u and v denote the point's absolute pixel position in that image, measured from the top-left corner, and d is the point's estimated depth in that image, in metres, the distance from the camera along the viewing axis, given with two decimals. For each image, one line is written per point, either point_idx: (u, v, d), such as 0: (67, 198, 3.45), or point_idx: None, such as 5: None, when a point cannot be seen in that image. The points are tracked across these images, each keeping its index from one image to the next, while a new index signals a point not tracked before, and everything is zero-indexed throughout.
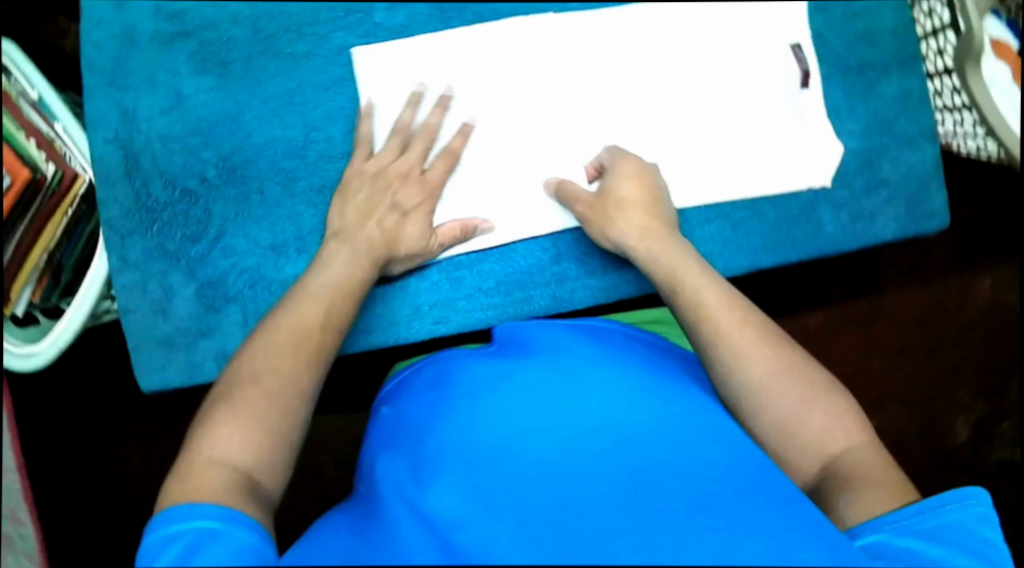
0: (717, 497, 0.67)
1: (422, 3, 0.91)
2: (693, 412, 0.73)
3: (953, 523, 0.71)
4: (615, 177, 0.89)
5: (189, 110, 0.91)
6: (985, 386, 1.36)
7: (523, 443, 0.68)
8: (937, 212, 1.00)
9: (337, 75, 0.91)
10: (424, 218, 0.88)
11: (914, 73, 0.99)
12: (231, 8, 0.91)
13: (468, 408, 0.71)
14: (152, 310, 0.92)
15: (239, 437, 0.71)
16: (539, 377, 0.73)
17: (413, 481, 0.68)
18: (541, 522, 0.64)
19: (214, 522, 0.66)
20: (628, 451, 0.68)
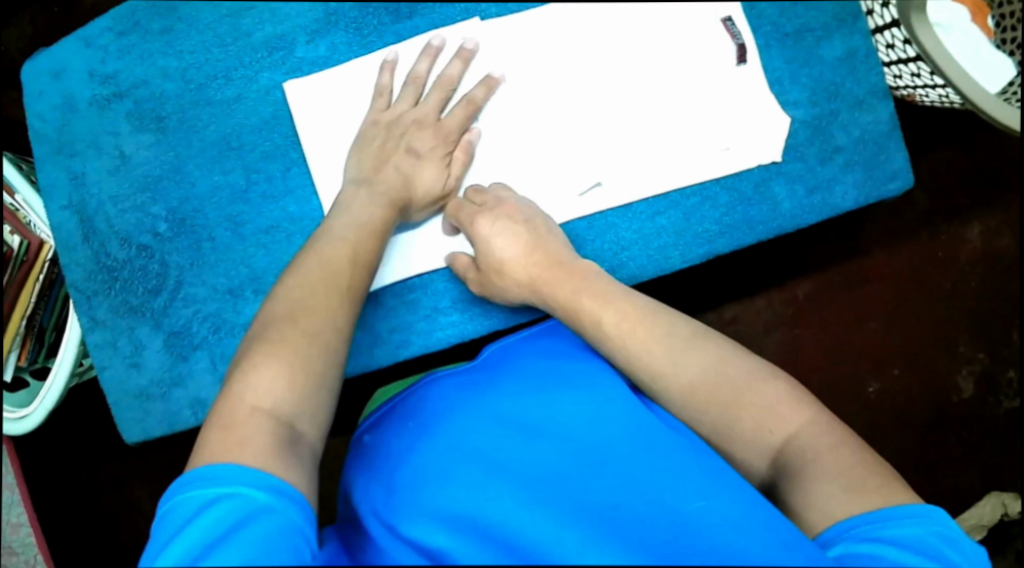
0: (693, 510, 0.69)
1: (341, 32, 0.92)
2: (664, 429, 0.76)
3: (915, 537, 0.69)
4: (485, 238, 0.88)
5: (134, 167, 0.93)
6: (985, 335, 1.33)
7: (498, 470, 0.70)
8: (898, 172, 0.97)
9: (269, 115, 0.92)
10: (438, 160, 0.90)
11: (856, 30, 0.96)
12: (161, 63, 0.93)
13: (447, 434, 0.74)
14: (125, 365, 0.93)
15: (277, 385, 0.72)
16: (511, 407, 0.76)
17: (396, 507, 0.70)
18: (524, 541, 0.66)
19: (261, 493, 0.65)
20: (602, 470, 0.70)
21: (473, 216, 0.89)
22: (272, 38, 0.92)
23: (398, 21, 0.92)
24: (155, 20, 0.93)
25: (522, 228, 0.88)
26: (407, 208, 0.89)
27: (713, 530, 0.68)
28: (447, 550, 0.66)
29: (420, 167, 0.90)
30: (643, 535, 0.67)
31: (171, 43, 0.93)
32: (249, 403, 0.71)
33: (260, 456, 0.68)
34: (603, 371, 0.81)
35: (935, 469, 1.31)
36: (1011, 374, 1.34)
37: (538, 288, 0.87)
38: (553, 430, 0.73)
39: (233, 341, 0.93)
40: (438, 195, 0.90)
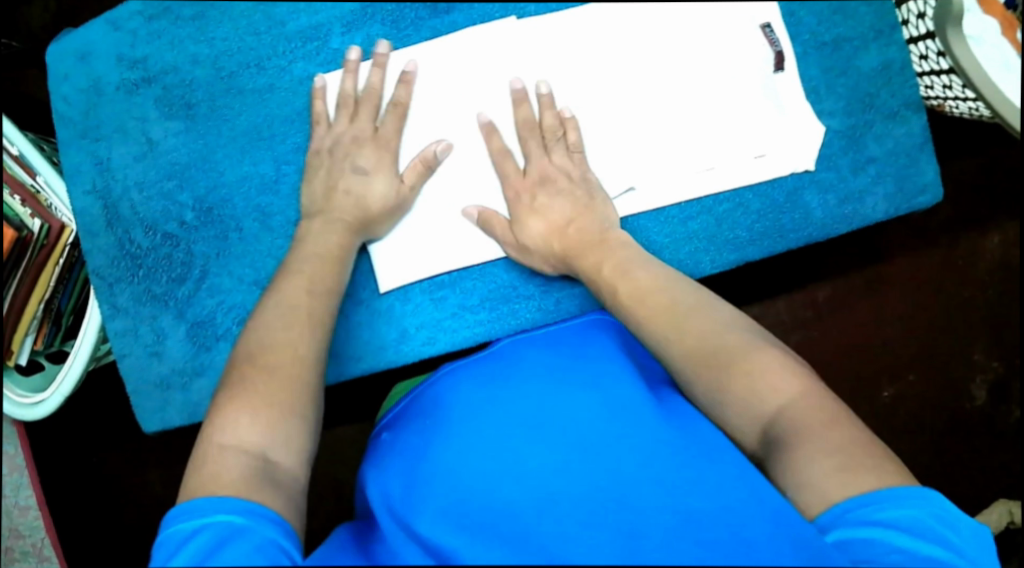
0: (708, 507, 0.68)
1: (378, 24, 0.91)
2: (684, 424, 0.75)
3: (913, 518, 0.69)
4: (529, 212, 0.89)
5: (161, 154, 0.92)
6: (1000, 345, 1.34)
7: (506, 467, 0.70)
8: (928, 186, 0.96)
9: (302, 106, 0.91)
10: (388, 173, 0.89)
11: (893, 41, 0.95)
12: (192, 49, 0.92)
13: (461, 429, 0.74)
14: (147, 354, 0.93)
15: (245, 421, 0.72)
16: (523, 398, 0.75)
17: (409, 504, 0.71)
18: (529, 538, 0.66)
19: (236, 517, 0.67)
20: (613, 464, 0.69)
21: (517, 188, 0.90)
22: (305, 29, 0.91)
23: (436, 15, 0.91)
24: (188, 6, 0.92)
25: (567, 205, 0.89)
26: (366, 227, 0.88)
27: (730, 521, 0.67)
28: (459, 546, 0.66)
29: (365, 179, 0.88)
30: (657, 527, 0.66)
31: (203, 30, 0.91)
32: (217, 442, 0.72)
33: (233, 485, 0.69)
34: (626, 366, 0.80)
35: (945, 474, 1.32)
36: None
37: (569, 260, 0.88)
38: (564, 421, 0.72)
39: None
40: (394, 209, 0.88)
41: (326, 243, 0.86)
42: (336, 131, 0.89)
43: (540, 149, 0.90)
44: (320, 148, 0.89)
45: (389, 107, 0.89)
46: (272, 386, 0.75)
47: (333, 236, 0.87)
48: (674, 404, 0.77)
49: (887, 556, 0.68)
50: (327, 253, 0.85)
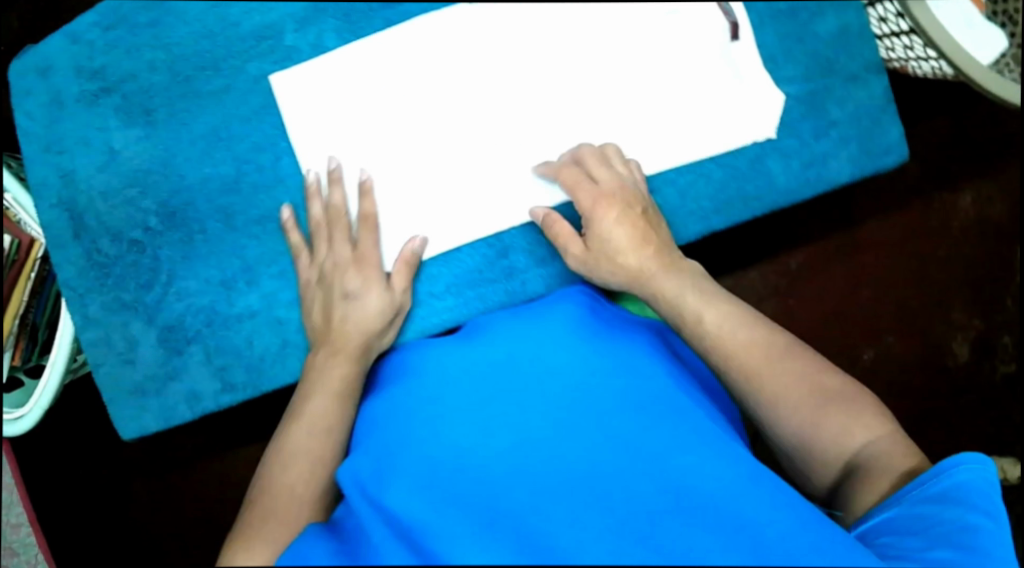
0: (677, 476, 0.71)
1: (330, 19, 0.89)
2: (651, 395, 0.77)
3: (969, 482, 0.75)
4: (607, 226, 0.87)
5: (123, 162, 0.92)
6: (981, 303, 1.37)
7: (479, 443, 0.72)
8: (893, 146, 0.97)
9: (259, 104, 0.90)
10: (378, 287, 0.87)
11: (851, 5, 0.95)
12: (148, 56, 0.90)
13: (432, 402, 0.76)
14: (120, 361, 0.93)
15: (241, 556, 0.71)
16: (498, 371, 0.77)
17: (383, 475, 0.72)
18: (502, 510, 0.69)
19: None
20: (583, 435, 0.72)
21: (595, 195, 0.86)
22: (259, 27, 0.89)
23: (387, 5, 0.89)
24: (142, 12, 0.90)
25: (637, 222, 0.87)
26: (370, 346, 0.86)
27: (697, 483, 0.71)
28: (433, 512, 0.68)
29: (358, 300, 0.86)
30: (630, 492, 0.70)
31: (159, 35, 0.90)
32: None
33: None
34: (594, 333, 0.83)
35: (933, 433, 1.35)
36: (1007, 340, 1.38)
37: (643, 280, 0.87)
38: (537, 398, 0.75)
39: (227, 334, 0.92)
40: (389, 320, 0.87)
41: (331, 375, 0.84)
42: (320, 256, 0.88)
43: (592, 187, 0.87)
44: (309, 275, 0.89)
45: (359, 221, 0.87)
46: (271, 521, 0.74)
47: (336, 368, 0.85)
48: (640, 368, 0.80)
49: (924, 532, 0.74)
50: (334, 384, 0.84)
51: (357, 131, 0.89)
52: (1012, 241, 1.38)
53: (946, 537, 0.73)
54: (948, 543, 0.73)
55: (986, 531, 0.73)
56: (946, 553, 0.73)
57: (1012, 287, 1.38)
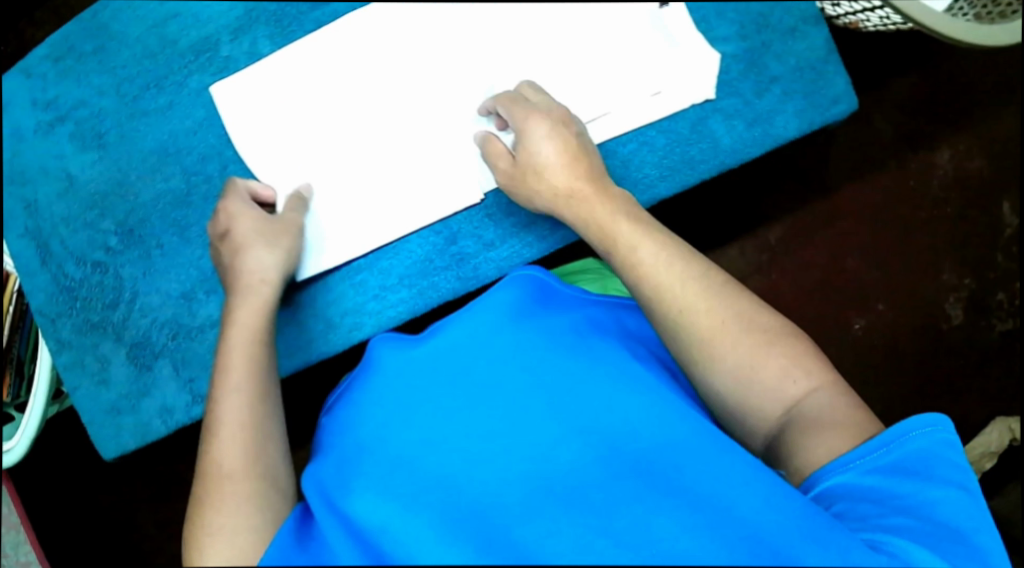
0: (642, 461, 0.70)
1: (262, 26, 0.91)
2: (616, 367, 0.74)
3: (921, 449, 0.76)
4: (535, 141, 0.87)
5: (81, 187, 0.94)
6: (970, 261, 1.47)
7: (438, 436, 0.68)
8: (840, 96, 0.97)
9: (202, 117, 0.92)
10: (281, 240, 0.85)
11: None
12: (96, 82, 0.93)
13: (379, 392, 0.71)
14: (95, 383, 0.95)
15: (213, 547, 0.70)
16: (455, 350, 0.72)
17: (341, 479, 0.69)
18: (466, 511, 0.67)
19: None
20: (545, 423, 0.69)
21: (527, 113, 0.88)
22: (197, 42, 0.92)
23: (317, 7, 0.92)
24: (88, 40, 0.93)
25: (564, 138, 0.87)
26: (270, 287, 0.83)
27: (664, 464, 0.70)
28: (399, 520, 0.66)
29: (255, 251, 0.83)
30: (595, 478, 0.68)
31: (105, 61, 0.93)
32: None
33: None
34: (545, 312, 0.78)
35: (933, 388, 1.47)
36: (1002, 296, 1.48)
37: (571, 200, 0.87)
38: (497, 378, 0.71)
39: (193, 345, 0.94)
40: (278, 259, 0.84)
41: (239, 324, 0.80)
42: (233, 210, 0.85)
43: (522, 107, 0.88)
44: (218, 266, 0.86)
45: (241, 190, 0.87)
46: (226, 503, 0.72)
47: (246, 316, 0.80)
48: (598, 342, 0.76)
49: (885, 500, 0.75)
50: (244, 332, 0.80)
51: (300, 131, 0.90)
52: (993, 199, 1.48)
53: (903, 507, 0.75)
54: (907, 512, 0.74)
55: (945, 501, 0.75)
56: (907, 522, 0.74)
57: (998, 245, 1.48)
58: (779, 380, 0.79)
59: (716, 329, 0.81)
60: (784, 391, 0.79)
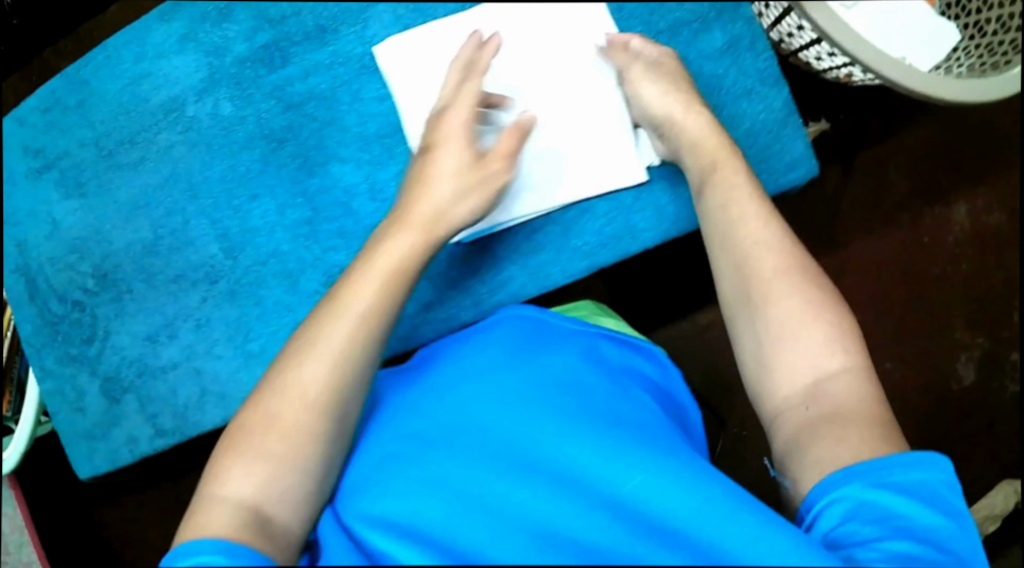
0: (623, 493, 0.71)
1: (223, 88, 0.96)
2: (602, 404, 0.78)
3: (923, 482, 0.76)
4: (664, 62, 0.94)
5: (65, 232, 1.01)
6: (984, 320, 1.42)
7: (433, 452, 0.71)
8: (798, 162, 1.00)
9: (167, 172, 0.98)
10: (461, 163, 0.88)
11: (739, 16, 1.00)
12: (78, 134, 1.00)
13: (378, 442, 0.76)
14: (73, 409, 1.02)
15: (241, 476, 0.75)
16: (459, 384, 0.78)
17: (348, 500, 0.73)
18: (449, 518, 0.67)
19: (216, 556, 0.70)
20: (531, 450, 0.72)
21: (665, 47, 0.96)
22: (165, 102, 0.98)
23: (272, 71, 0.96)
24: (73, 94, 1.00)
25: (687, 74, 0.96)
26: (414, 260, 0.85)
27: (649, 503, 0.71)
28: (388, 553, 0.67)
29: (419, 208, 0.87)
30: (578, 504, 0.70)
31: (87, 115, 1.00)
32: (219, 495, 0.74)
33: (228, 529, 0.72)
34: (538, 351, 0.82)
35: (944, 449, 1.43)
36: (1015, 356, 1.43)
37: (689, 115, 0.92)
38: (492, 402, 0.75)
39: (156, 383, 1.00)
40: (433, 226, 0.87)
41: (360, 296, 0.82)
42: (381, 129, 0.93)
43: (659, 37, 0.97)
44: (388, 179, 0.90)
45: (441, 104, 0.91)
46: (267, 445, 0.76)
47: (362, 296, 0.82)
48: (591, 382, 0.80)
49: (885, 519, 0.74)
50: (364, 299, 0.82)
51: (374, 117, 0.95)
52: (1011, 255, 1.43)
53: (903, 529, 0.74)
54: (906, 533, 0.74)
55: (939, 529, 0.74)
56: (907, 548, 0.73)
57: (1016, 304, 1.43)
58: (820, 349, 0.82)
59: (778, 272, 0.85)
60: (822, 358, 0.81)
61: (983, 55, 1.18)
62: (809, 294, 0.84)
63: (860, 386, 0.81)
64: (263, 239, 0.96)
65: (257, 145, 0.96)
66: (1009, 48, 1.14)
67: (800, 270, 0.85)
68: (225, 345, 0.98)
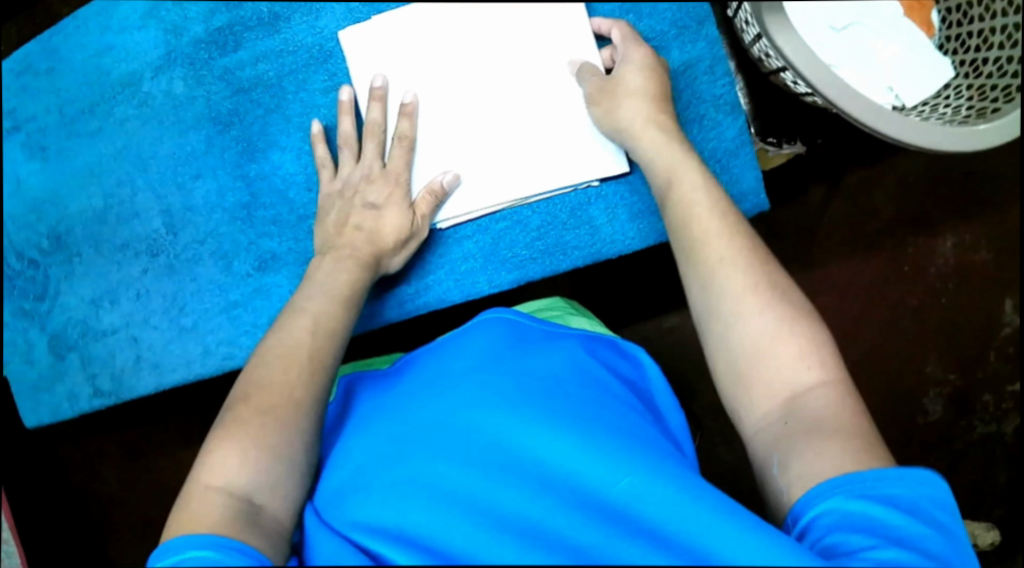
0: (599, 492, 0.74)
1: (179, 67, 1.01)
2: (580, 407, 0.79)
3: (910, 496, 0.73)
4: (631, 70, 0.94)
5: (27, 192, 1.04)
6: (959, 357, 1.39)
7: (415, 457, 0.75)
8: (749, 193, 0.97)
9: (120, 146, 1.02)
10: (400, 205, 0.95)
11: (701, 38, 0.97)
12: (44, 99, 1.03)
13: (360, 444, 0.79)
14: (23, 360, 1.05)
15: (235, 464, 0.77)
16: (438, 387, 0.81)
17: (335, 500, 0.77)
18: (434, 525, 0.72)
19: (206, 551, 0.72)
20: (507, 453, 0.75)
21: (637, 48, 0.94)
22: (124, 76, 1.01)
23: (225, 55, 1.00)
24: (42, 60, 1.03)
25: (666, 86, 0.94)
26: (381, 261, 0.95)
27: (624, 503, 0.74)
28: (385, 560, 0.71)
29: (389, 216, 0.95)
30: (553, 506, 0.73)
31: (52, 82, 1.03)
32: (206, 482, 0.77)
33: (215, 524, 0.74)
34: (519, 352, 0.84)
35: None
36: (987, 398, 1.40)
37: (644, 133, 0.92)
38: (468, 406, 0.78)
39: (97, 345, 1.04)
40: (406, 237, 0.95)
41: (339, 278, 0.92)
42: (317, 154, 0.98)
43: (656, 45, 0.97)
44: (334, 187, 0.97)
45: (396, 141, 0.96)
46: (257, 430, 0.79)
47: (346, 272, 0.92)
48: (571, 387, 0.81)
49: (873, 530, 0.71)
50: (342, 289, 0.91)
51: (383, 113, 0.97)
52: (994, 295, 1.39)
53: (892, 538, 0.71)
54: (898, 544, 0.71)
55: (934, 542, 0.71)
56: (894, 556, 0.70)
57: (994, 344, 1.39)
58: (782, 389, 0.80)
59: (741, 292, 0.83)
60: (774, 355, 0.80)
61: (973, 98, 1.04)
62: (780, 309, 0.82)
63: (816, 385, 0.78)
64: (202, 219, 1.01)
65: (203, 126, 1.01)
66: (1001, 96, 1.01)
67: (767, 287, 0.83)
68: (162, 317, 1.02)
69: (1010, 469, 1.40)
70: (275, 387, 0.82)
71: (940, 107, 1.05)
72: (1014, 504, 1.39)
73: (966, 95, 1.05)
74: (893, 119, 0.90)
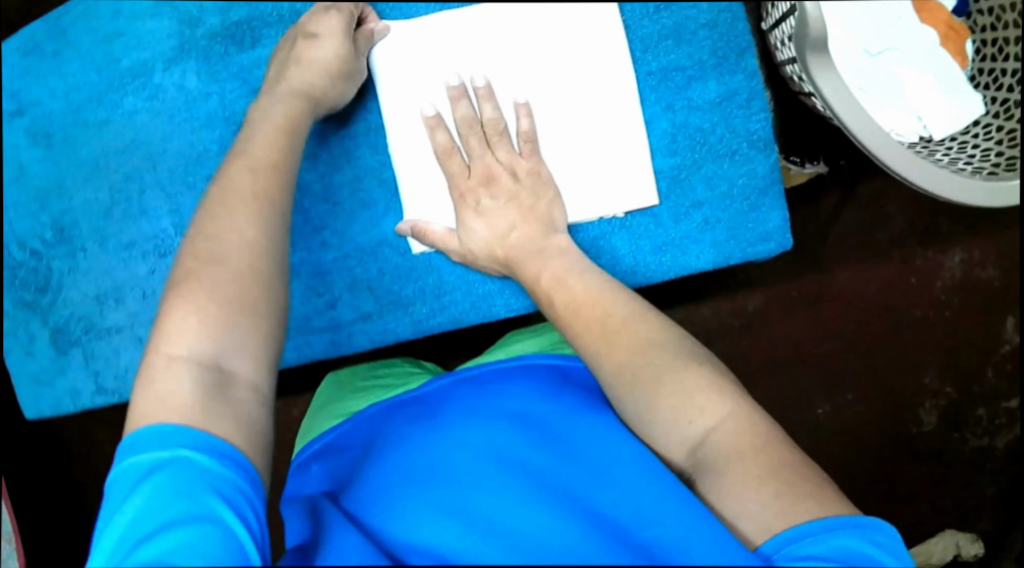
0: (619, 519, 0.73)
1: (194, 61, 0.97)
2: (604, 440, 0.79)
3: (846, 545, 0.71)
4: (473, 211, 0.94)
5: (30, 179, 1.00)
6: (957, 371, 1.40)
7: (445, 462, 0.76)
8: (772, 235, 0.96)
9: (130, 139, 0.99)
10: (339, 38, 0.91)
11: (739, 69, 0.95)
12: (51, 84, 0.99)
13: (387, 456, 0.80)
14: (23, 352, 1.02)
15: (190, 323, 0.78)
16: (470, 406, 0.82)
17: (357, 510, 0.78)
18: (458, 525, 0.71)
19: (197, 453, 0.73)
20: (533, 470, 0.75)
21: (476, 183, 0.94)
22: (135, 66, 0.98)
23: (243, 52, 0.97)
24: (51, 43, 0.99)
25: (510, 206, 0.94)
26: (316, 95, 0.92)
27: (641, 533, 0.72)
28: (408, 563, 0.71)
29: (320, 45, 0.91)
30: (572, 522, 0.71)
31: (60, 67, 0.99)
32: (165, 351, 0.77)
33: (181, 410, 0.75)
34: (549, 391, 0.85)
35: (893, 491, 1.40)
36: (982, 412, 1.41)
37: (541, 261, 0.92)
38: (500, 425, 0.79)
39: (103, 343, 1.01)
40: (339, 70, 0.92)
41: (271, 115, 0.91)
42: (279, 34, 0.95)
43: (482, 146, 0.94)
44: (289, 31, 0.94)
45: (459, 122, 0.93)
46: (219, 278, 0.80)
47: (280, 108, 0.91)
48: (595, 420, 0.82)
49: None
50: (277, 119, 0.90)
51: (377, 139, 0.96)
52: (997, 311, 1.40)
53: None
54: None
55: None
56: None
57: (992, 360, 1.40)
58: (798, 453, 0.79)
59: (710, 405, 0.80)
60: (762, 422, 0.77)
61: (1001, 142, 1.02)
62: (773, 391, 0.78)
63: None
64: None
65: (216, 126, 0.98)
66: None
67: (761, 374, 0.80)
68: None
69: (998, 482, 1.41)
70: (233, 304, 0.79)
71: (968, 146, 1.03)
72: (1000, 518, 1.41)
73: (996, 136, 1.02)
74: (924, 170, 0.88)
